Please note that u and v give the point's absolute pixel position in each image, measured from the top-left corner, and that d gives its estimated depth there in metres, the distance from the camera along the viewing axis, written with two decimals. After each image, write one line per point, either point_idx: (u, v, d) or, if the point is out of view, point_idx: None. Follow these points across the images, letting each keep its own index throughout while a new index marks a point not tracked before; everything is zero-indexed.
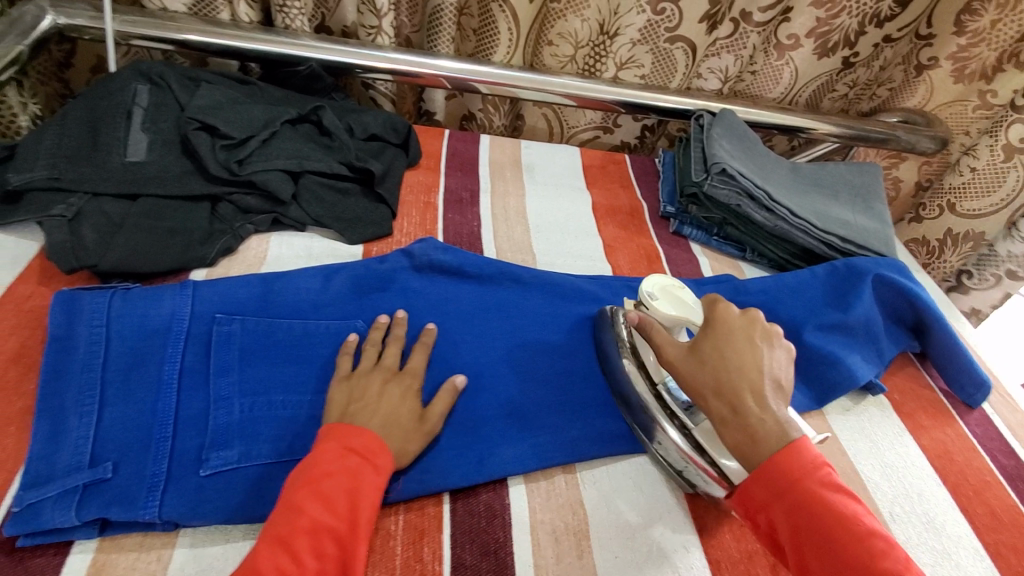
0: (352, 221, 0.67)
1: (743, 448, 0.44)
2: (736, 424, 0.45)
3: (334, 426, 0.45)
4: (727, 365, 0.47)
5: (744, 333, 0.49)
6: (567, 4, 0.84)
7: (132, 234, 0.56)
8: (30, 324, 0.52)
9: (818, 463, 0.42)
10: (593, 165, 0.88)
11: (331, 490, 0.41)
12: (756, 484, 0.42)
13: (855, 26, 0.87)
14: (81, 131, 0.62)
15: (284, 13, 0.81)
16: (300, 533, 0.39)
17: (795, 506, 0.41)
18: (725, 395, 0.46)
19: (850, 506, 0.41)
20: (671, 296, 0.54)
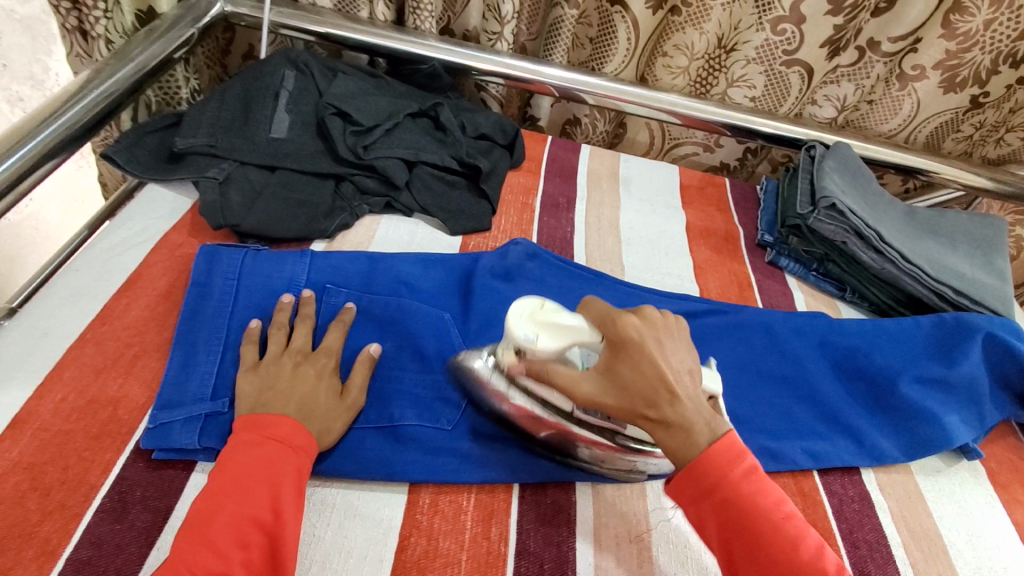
0: (456, 213, 0.71)
1: (679, 455, 0.42)
2: (674, 432, 0.42)
3: (253, 417, 0.45)
4: (655, 379, 0.43)
5: (652, 335, 0.45)
6: (687, 18, 0.83)
7: (269, 202, 0.64)
8: (178, 267, 0.59)
9: (743, 454, 0.42)
10: (691, 185, 0.88)
11: (247, 474, 0.42)
12: (687, 483, 0.41)
13: (987, 62, 0.81)
14: (236, 107, 0.70)
15: (416, 14, 0.87)
16: (220, 526, 0.39)
17: (725, 504, 0.40)
18: (651, 407, 0.43)
19: (774, 497, 0.41)
20: (547, 325, 0.44)
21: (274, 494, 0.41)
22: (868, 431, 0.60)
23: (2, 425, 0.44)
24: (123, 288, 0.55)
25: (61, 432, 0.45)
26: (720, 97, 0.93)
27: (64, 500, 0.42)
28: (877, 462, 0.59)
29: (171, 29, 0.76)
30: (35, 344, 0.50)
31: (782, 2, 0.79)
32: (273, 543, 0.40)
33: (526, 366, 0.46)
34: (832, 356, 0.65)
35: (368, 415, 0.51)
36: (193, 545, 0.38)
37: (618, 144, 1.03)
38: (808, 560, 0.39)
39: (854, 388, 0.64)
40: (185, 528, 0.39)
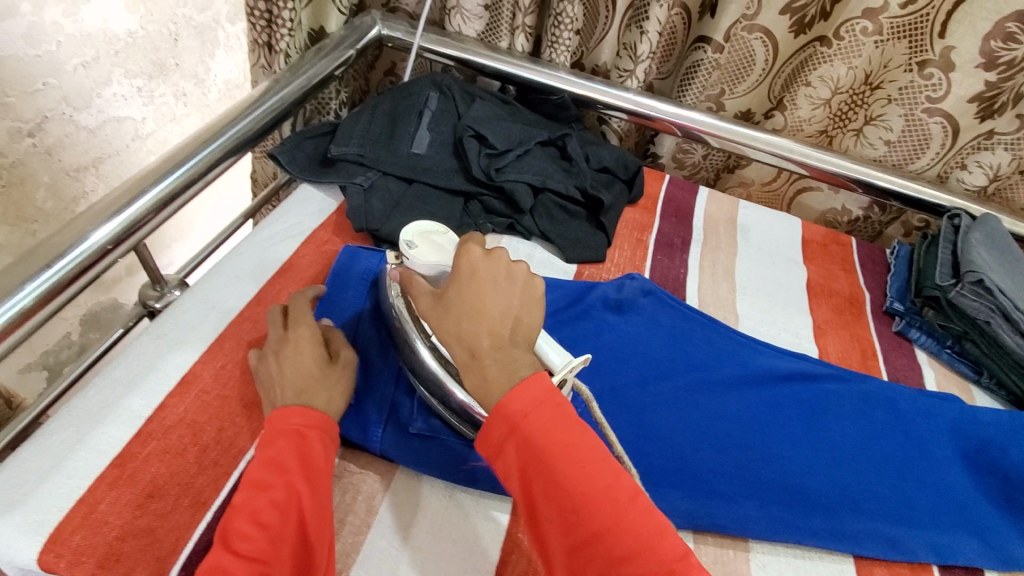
0: (574, 242, 0.72)
1: (483, 394, 0.42)
2: (474, 371, 0.43)
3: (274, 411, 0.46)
4: (474, 312, 0.44)
5: (491, 273, 0.47)
6: (837, 51, 0.80)
7: (405, 212, 0.68)
8: (323, 262, 0.65)
9: (551, 393, 0.40)
10: (813, 240, 0.84)
11: (262, 463, 0.43)
12: (494, 427, 0.40)
13: None
14: (384, 121, 0.76)
15: (553, 48, 0.91)
16: (251, 509, 0.41)
17: (523, 443, 0.39)
18: (464, 343, 0.44)
19: (575, 434, 0.39)
20: (430, 242, 0.53)
21: (293, 475, 0.43)
22: (1000, 532, 0.54)
23: (172, 382, 0.51)
24: (277, 275, 0.62)
25: (218, 396, 0.51)
26: (855, 135, 0.89)
27: (217, 458, 0.47)
28: (1006, 566, 0.53)
29: (336, 48, 0.85)
30: (203, 315, 0.56)
31: (933, 47, 0.76)
32: (301, 519, 0.41)
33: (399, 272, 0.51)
34: (962, 445, 0.59)
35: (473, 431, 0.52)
36: (229, 530, 0.40)
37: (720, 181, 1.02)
38: (603, 494, 0.37)
39: (987, 484, 0.58)
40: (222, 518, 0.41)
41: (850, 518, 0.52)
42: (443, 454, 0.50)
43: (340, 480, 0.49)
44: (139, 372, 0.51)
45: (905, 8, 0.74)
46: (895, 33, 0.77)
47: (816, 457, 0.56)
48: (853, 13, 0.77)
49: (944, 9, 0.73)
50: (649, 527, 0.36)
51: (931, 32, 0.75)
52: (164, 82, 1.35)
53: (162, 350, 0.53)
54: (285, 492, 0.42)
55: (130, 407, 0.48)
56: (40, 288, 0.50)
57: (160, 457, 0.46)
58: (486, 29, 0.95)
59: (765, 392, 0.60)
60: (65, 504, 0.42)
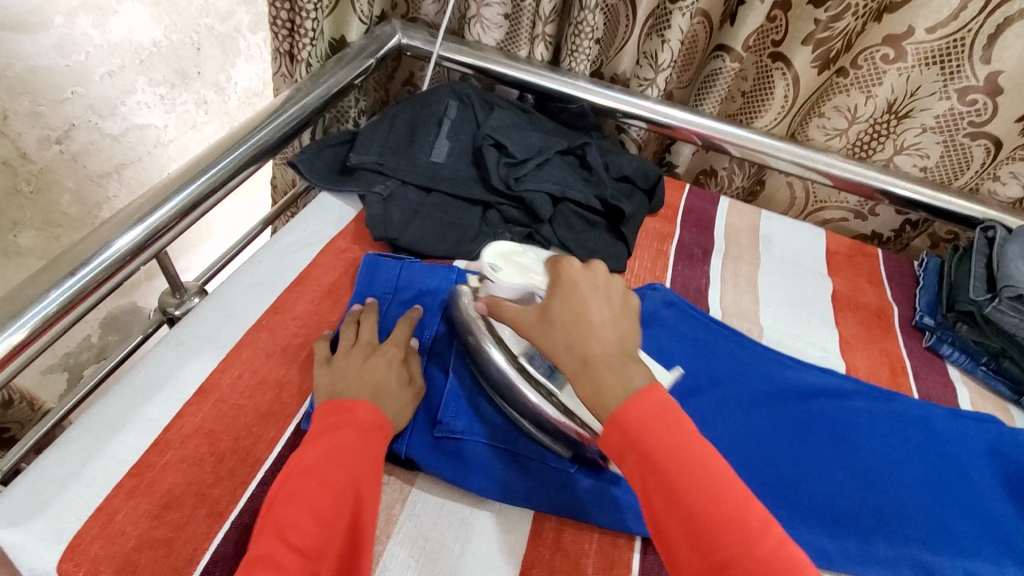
0: (593, 252, 0.71)
1: (593, 401, 0.41)
2: (587, 378, 0.42)
3: (335, 403, 0.48)
4: (579, 322, 0.44)
5: (591, 285, 0.47)
6: (854, 80, 0.80)
7: (424, 221, 0.68)
8: (341, 270, 0.65)
9: (671, 406, 0.40)
10: (838, 251, 0.82)
11: (324, 453, 0.44)
12: (613, 436, 0.40)
13: None
14: (403, 130, 0.76)
15: (572, 57, 0.90)
16: (304, 497, 0.42)
17: (644, 455, 0.38)
18: (575, 353, 0.43)
19: (699, 449, 0.39)
20: (513, 263, 0.52)
21: (350, 466, 0.44)
22: None
23: (191, 391, 0.51)
24: (295, 283, 0.62)
25: (236, 406, 0.51)
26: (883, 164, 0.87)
27: (234, 468, 0.47)
28: None
29: (356, 57, 0.86)
30: (222, 323, 0.57)
31: (974, 71, 0.74)
32: (355, 511, 0.42)
33: (484, 301, 0.50)
34: (1001, 469, 0.57)
35: (498, 434, 0.52)
36: (284, 514, 0.41)
37: (753, 200, 1.00)
38: (727, 513, 0.36)
39: None
40: (274, 501, 0.42)
41: (882, 541, 0.50)
42: (468, 456, 0.50)
43: None
44: (159, 379, 0.51)
45: (933, 33, 0.73)
46: (922, 60, 0.75)
47: (847, 477, 0.54)
48: (873, 40, 0.77)
49: (983, 33, 0.71)
50: (781, 557, 0.35)
51: (970, 56, 0.73)
52: (186, 91, 1.37)
53: (182, 358, 0.53)
54: (342, 486, 0.43)
55: (148, 415, 0.48)
56: (64, 294, 0.50)
57: (178, 466, 0.46)
58: (505, 38, 0.94)
59: (792, 410, 0.58)
60: (84, 513, 0.42)
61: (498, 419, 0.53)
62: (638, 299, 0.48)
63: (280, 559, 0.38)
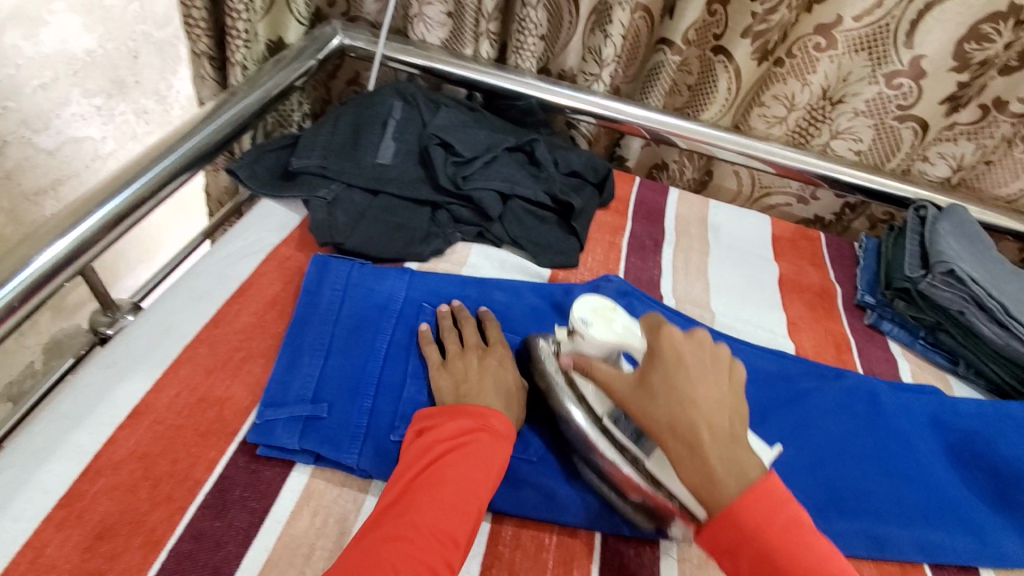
0: (545, 247, 0.71)
1: (701, 490, 0.41)
2: (696, 465, 0.42)
3: (472, 408, 0.49)
4: (682, 399, 0.43)
5: (697, 359, 0.45)
6: (790, 70, 0.82)
7: (371, 223, 0.67)
8: (286, 278, 0.63)
9: (782, 504, 0.40)
10: (784, 237, 0.85)
11: (458, 448, 0.46)
12: (720, 534, 0.40)
13: None
14: (346, 132, 0.75)
15: (518, 54, 0.90)
16: (438, 495, 0.43)
17: (758, 556, 0.39)
18: (680, 434, 0.43)
19: (815, 547, 0.39)
20: (606, 320, 0.50)
21: (482, 470, 0.45)
22: (989, 528, 0.53)
23: (123, 415, 0.48)
24: (236, 294, 0.60)
25: (172, 427, 0.48)
26: (821, 148, 0.89)
27: (172, 493, 0.45)
28: (998, 563, 0.52)
29: (296, 59, 0.83)
30: (157, 340, 0.54)
31: (900, 56, 0.77)
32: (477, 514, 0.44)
33: (574, 358, 0.49)
34: (945, 438, 0.59)
35: None
36: (420, 501, 0.43)
37: (703, 191, 1.02)
38: None
39: (971, 478, 0.57)
40: (410, 487, 0.44)
41: (836, 517, 0.52)
42: None
43: (308, 504, 0.47)
44: (88, 404, 0.48)
45: (859, 22, 0.76)
46: (853, 46, 0.78)
47: (799, 455, 0.55)
48: (806, 30, 0.79)
49: (904, 20, 0.74)
50: None
51: (894, 41, 0.76)
52: (123, 100, 1.31)
53: (113, 381, 0.50)
54: (475, 485, 0.44)
55: (77, 443, 0.46)
56: None
57: (110, 494, 0.44)
58: (449, 36, 0.93)
59: (743, 391, 0.59)
60: (11, 548, 0.40)
61: None
62: (742, 368, 0.47)
63: (416, 544, 0.40)
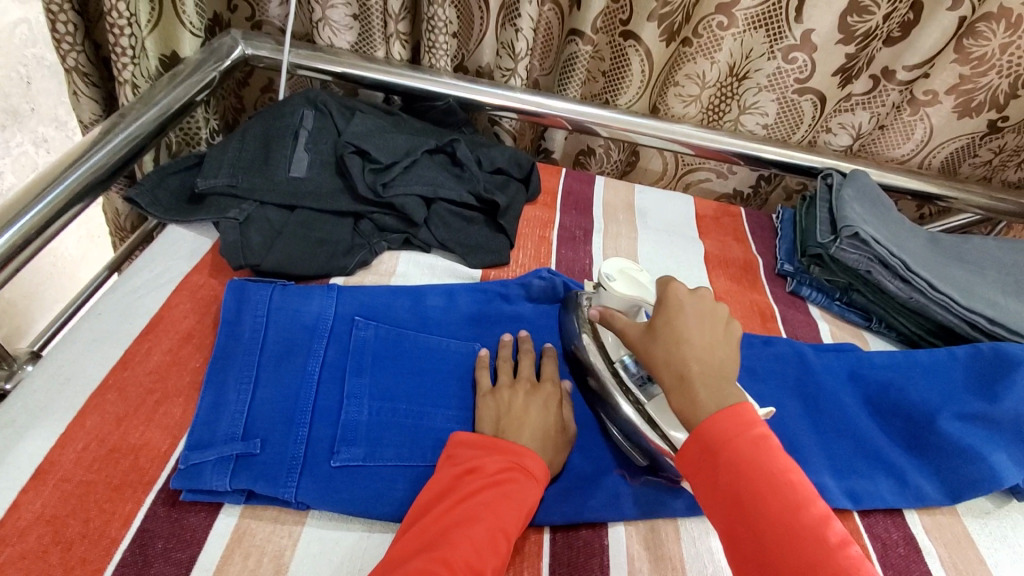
0: (474, 248, 0.71)
1: (685, 412, 0.45)
2: (683, 391, 0.45)
3: (510, 446, 0.49)
4: (678, 339, 0.47)
5: (698, 311, 0.49)
6: (699, 49, 0.84)
7: (288, 240, 0.64)
8: (201, 308, 0.60)
9: (754, 422, 0.42)
10: (707, 215, 0.88)
11: (493, 485, 0.46)
12: (690, 445, 0.43)
13: (1006, 86, 0.80)
14: (256, 147, 0.71)
15: (431, 53, 0.89)
16: (471, 531, 0.43)
17: (720, 461, 0.41)
18: (672, 367, 0.47)
19: (784, 464, 0.40)
20: (629, 277, 0.63)
21: (513, 511, 0.45)
22: (909, 472, 0.57)
23: (26, 476, 0.45)
24: (145, 331, 0.56)
25: (83, 482, 0.46)
26: (733, 123, 0.93)
27: (86, 554, 0.42)
28: (922, 502, 0.55)
29: (194, 73, 0.78)
30: (59, 391, 0.50)
31: (792, 32, 0.80)
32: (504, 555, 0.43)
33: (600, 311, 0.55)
34: (863, 390, 0.62)
35: (402, 454, 0.50)
36: (456, 536, 0.42)
37: (630, 173, 1.04)
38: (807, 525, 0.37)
39: (890, 426, 0.60)
40: (443, 519, 0.44)
41: None
42: (367, 481, 0.48)
43: (239, 546, 0.45)
44: None
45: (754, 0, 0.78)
46: (751, 25, 0.81)
47: None
48: (708, 10, 0.80)
49: None
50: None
51: (786, 19, 0.80)
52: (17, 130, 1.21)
53: (11, 441, 0.47)
54: (509, 524, 0.44)
55: None
56: None
57: (18, 564, 0.41)
58: (359, 39, 0.91)
59: None
60: None
61: (402, 439, 0.51)
62: (739, 330, 0.50)
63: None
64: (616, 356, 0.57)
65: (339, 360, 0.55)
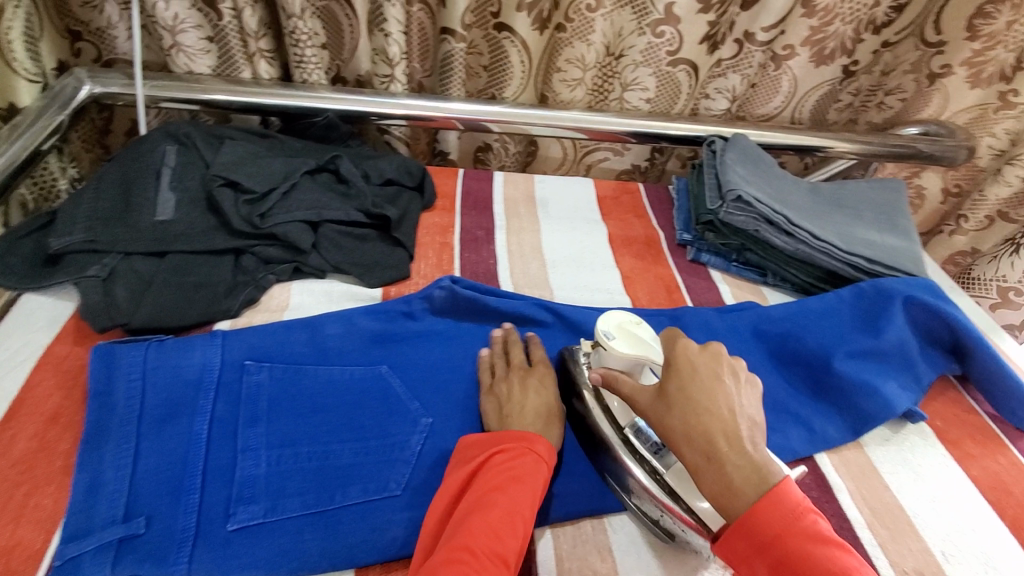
0: (370, 266, 0.68)
1: (721, 499, 0.43)
2: (714, 468, 0.43)
3: (517, 433, 0.50)
4: (698, 410, 0.45)
5: (714, 375, 0.48)
6: (573, 33, 0.84)
7: (161, 291, 0.59)
8: (68, 384, 0.54)
9: (802, 513, 0.40)
10: (607, 196, 0.89)
11: (506, 472, 0.47)
12: (737, 540, 0.41)
13: (851, 33, 0.86)
14: (115, 193, 0.65)
15: (301, 68, 0.84)
16: (489, 518, 0.44)
17: (773, 559, 0.39)
18: (696, 444, 0.44)
19: (840, 557, 0.39)
20: (629, 333, 0.52)
21: (526, 496, 0.46)
22: (812, 416, 0.60)
23: None
24: (2, 419, 0.50)
25: None
26: (618, 102, 0.94)
27: None
28: (828, 445, 0.58)
29: (37, 118, 0.71)
30: None
31: (656, 6, 0.82)
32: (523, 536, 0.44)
33: (602, 373, 0.52)
34: (766, 345, 0.64)
35: (306, 501, 0.48)
36: (472, 524, 0.43)
37: (531, 163, 1.04)
38: None
39: (793, 375, 0.63)
40: (460, 511, 0.45)
41: None
42: (271, 538, 0.46)
43: None
44: None
45: None
46: (617, 3, 0.83)
47: None
48: None
49: None
50: None
51: None
52: None
53: None
54: (523, 506, 0.45)
55: None
56: None
57: None
58: (219, 63, 0.85)
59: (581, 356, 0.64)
60: None
61: (305, 486, 0.49)
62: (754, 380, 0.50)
63: (475, 564, 0.40)
64: (625, 423, 0.52)
65: (232, 413, 0.52)
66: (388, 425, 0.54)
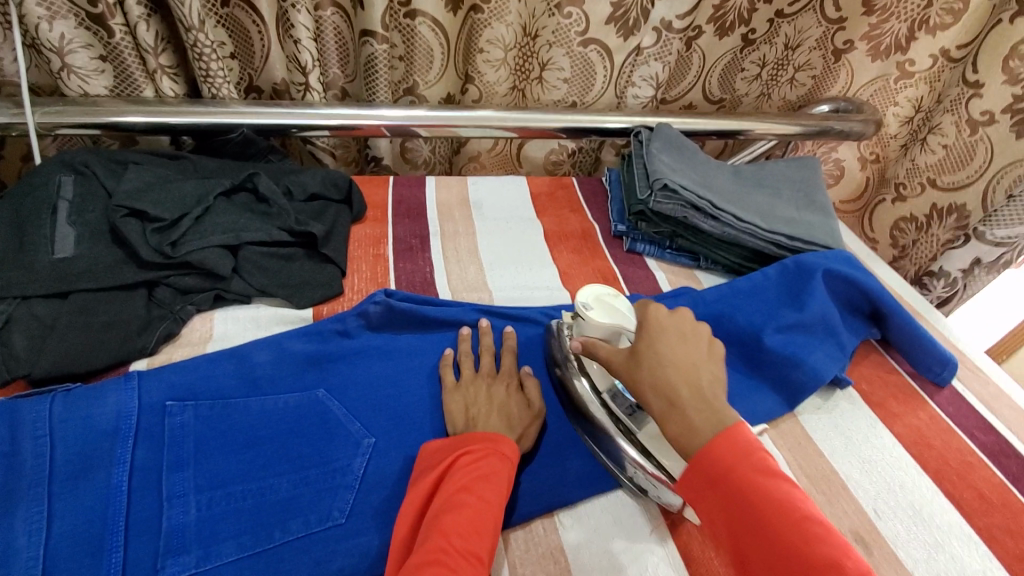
0: (299, 286, 0.66)
1: (682, 441, 0.43)
2: (677, 415, 0.44)
3: (481, 436, 0.50)
4: (664, 361, 0.47)
5: (680, 334, 0.49)
6: (490, 14, 0.83)
7: (65, 335, 0.54)
8: None
9: (754, 448, 0.41)
10: (541, 193, 0.89)
11: (473, 474, 0.46)
12: (692, 476, 0.42)
13: (746, 4, 0.88)
14: (7, 234, 0.59)
15: (209, 83, 0.80)
16: (459, 521, 0.43)
17: (726, 493, 0.40)
18: (660, 391, 0.46)
19: (789, 490, 0.40)
20: (611, 308, 0.55)
21: (495, 493, 0.46)
22: (747, 392, 0.61)
23: None
24: None
25: None
26: (538, 82, 0.94)
27: None
28: (763, 419, 0.60)
29: None
30: None
31: None
32: (495, 534, 0.44)
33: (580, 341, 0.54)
34: None
35: (244, 542, 0.45)
36: (444, 527, 0.43)
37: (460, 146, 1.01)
38: (820, 555, 0.37)
39: (727, 352, 0.65)
40: (430, 515, 0.45)
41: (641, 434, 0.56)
42: None
43: None
44: None
45: None
46: None
47: None
48: None
49: None
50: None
51: None
52: None
53: None
54: (492, 506, 0.45)
55: None
56: None
57: None
58: (117, 82, 0.79)
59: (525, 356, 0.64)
60: None
61: (241, 526, 0.46)
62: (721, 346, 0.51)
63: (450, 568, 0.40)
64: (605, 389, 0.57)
65: (156, 460, 0.48)
66: (328, 451, 0.52)
